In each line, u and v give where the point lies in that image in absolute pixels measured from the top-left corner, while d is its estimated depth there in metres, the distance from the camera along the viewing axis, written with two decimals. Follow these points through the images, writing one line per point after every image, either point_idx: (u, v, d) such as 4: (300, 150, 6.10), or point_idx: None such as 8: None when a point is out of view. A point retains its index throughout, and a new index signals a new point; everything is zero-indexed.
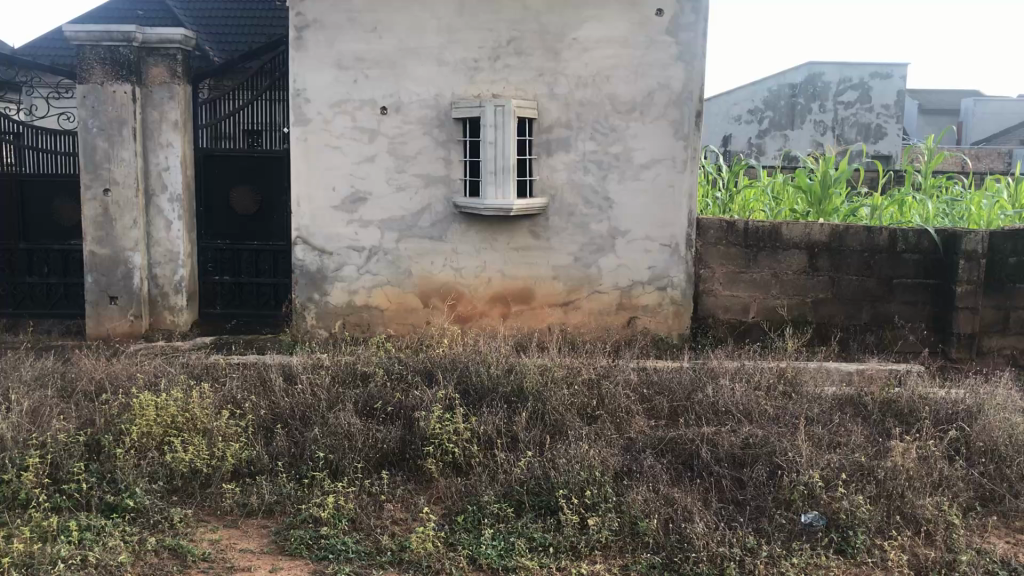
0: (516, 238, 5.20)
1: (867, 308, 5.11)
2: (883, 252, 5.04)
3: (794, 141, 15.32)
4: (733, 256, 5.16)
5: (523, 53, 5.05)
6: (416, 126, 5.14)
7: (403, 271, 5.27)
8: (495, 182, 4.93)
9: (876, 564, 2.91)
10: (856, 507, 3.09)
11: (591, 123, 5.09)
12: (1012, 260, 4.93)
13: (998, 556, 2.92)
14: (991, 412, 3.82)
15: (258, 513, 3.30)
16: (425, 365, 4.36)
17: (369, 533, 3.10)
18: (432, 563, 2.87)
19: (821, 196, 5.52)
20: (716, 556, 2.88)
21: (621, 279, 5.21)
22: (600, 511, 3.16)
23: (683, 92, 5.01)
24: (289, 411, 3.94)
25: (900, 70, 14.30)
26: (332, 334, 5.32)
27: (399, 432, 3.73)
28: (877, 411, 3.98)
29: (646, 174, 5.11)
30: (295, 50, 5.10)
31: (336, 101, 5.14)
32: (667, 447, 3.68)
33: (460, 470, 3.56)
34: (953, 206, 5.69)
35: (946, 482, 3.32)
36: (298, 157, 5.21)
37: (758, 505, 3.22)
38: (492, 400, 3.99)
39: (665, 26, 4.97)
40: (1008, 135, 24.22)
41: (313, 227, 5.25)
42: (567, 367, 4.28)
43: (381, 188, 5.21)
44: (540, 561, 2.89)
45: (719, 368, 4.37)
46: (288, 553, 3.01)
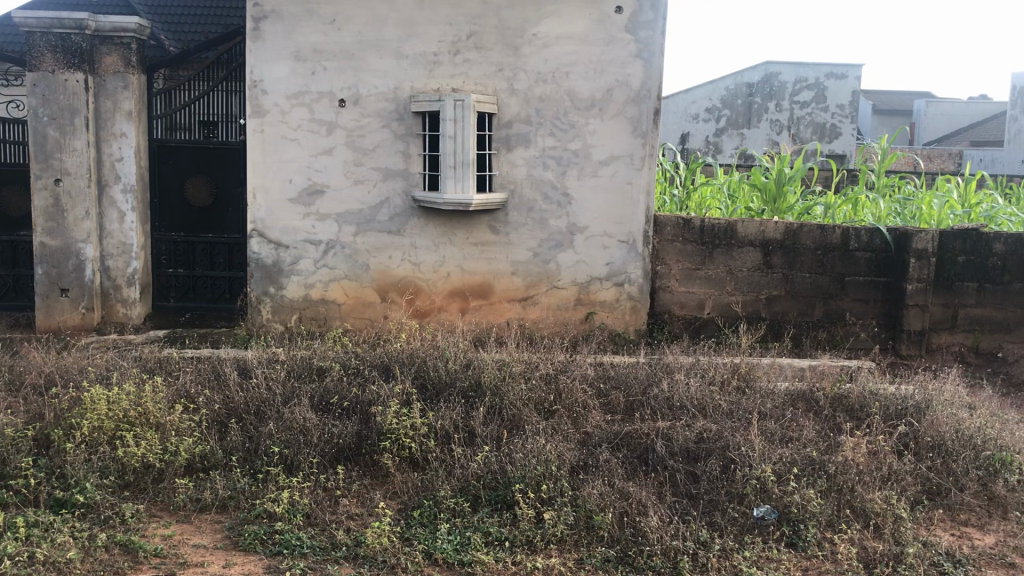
0: (475, 233, 5.15)
1: (819, 305, 5.16)
2: (836, 250, 5.12)
3: (750, 140, 16.30)
4: (690, 253, 5.17)
5: (483, 48, 5.01)
6: (375, 119, 5.06)
7: (361, 265, 5.18)
8: (454, 176, 4.91)
9: (825, 557, 2.89)
10: (807, 501, 3.05)
11: (550, 119, 5.07)
12: (961, 259, 5.06)
13: (943, 549, 2.91)
14: (940, 407, 3.72)
15: (212, 508, 3.21)
16: (382, 359, 4.18)
17: (324, 528, 3.03)
18: (388, 558, 2.82)
19: (776, 195, 5.56)
20: (669, 550, 2.85)
21: (579, 275, 5.19)
22: (556, 505, 3.09)
23: (642, 89, 5.03)
24: (243, 405, 3.79)
25: (855, 70, 15.11)
26: (287, 327, 5.22)
27: (355, 426, 3.60)
28: (828, 406, 3.87)
29: (605, 170, 5.10)
30: (252, 41, 4.99)
31: (293, 93, 5.03)
32: (623, 442, 3.56)
33: (417, 465, 3.47)
34: (906, 205, 5.78)
35: (895, 477, 3.27)
36: (253, 149, 5.09)
37: (711, 499, 3.17)
38: (449, 396, 3.84)
39: (624, 24, 4.97)
40: (967, 133, 24.52)
41: (269, 220, 5.14)
42: (525, 362, 4.10)
43: (338, 181, 5.12)
44: (496, 555, 2.85)
45: (674, 363, 4.22)
46: (242, 548, 2.93)
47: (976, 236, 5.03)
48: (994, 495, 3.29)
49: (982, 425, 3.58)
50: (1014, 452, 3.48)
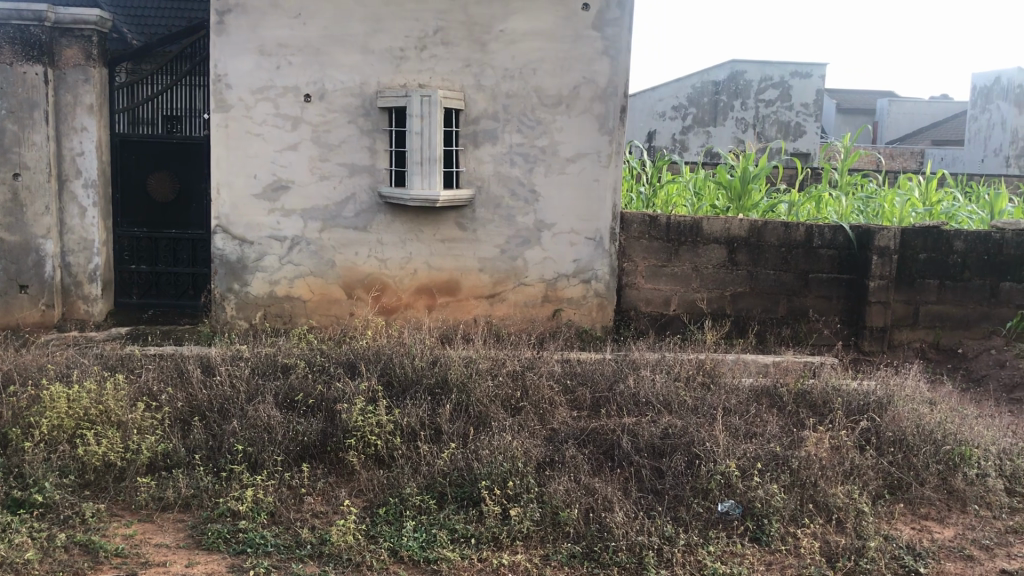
0: (442, 229, 5.14)
1: (783, 302, 5.21)
2: (800, 248, 5.17)
3: (716, 138, 16.36)
4: (656, 250, 5.19)
5: (450, 44, 4.99)
6: (341, 115, 5.03)
7: (327, 262, 5.15)
8: (421, 172, 4.89)
9: (788, 552, 2.91)
10: (770, 495, 3.08)
11: (517, 116, 5.07)
12: (922, 256, 5.13)
13: (904, 542, 2.95)
14: (901, 403, 3.76)
15: (174, 506, 3.18)
16: (348, 356, 4.15)
17: (288, 527, 3.01)
18: (352, 556, 2.81)
19: (741, 192, 5.62)
20: (635, 545, 2.87)
21: (547, 272, 5.19)
22: (522, 501, 3.08)
23: (608, 86, 5.04)
24: (206, 403, 3.75)
25: (820, 69, 15.37)
26: (251, 324, 5.18)
27: (320, 424, 3.57)
28: (791, 402, 3.90)
29: (572, 167, 5.11)
30: (216, 34, 4.93)
31: (258, 88, 4.98)
32: (590, 438, 3.56)
33: (383, 463, 3.45)
34: (868, 203, 5.85)
35: (857, 471, 3.31)
36: (217, 144, 5.03)
37: (676, 494, 3.18)
38: (415, 393, 3.83)
39: (591, 21, 4.99)
40: (928, 132, 24.84)
41: (233, 216, 5.09)
42: (492, 359, 4.10)
43: (304, 176, 5.08)
44: (462, 552, 2.85)
45: (641, 359, 4.23)
46: (205, 547, 2.90)
47: (936, 233, 5.11)
48: (953, 489, 3.33)
49: (942, 419, 3.63)
50: (972, 446, 3.53)
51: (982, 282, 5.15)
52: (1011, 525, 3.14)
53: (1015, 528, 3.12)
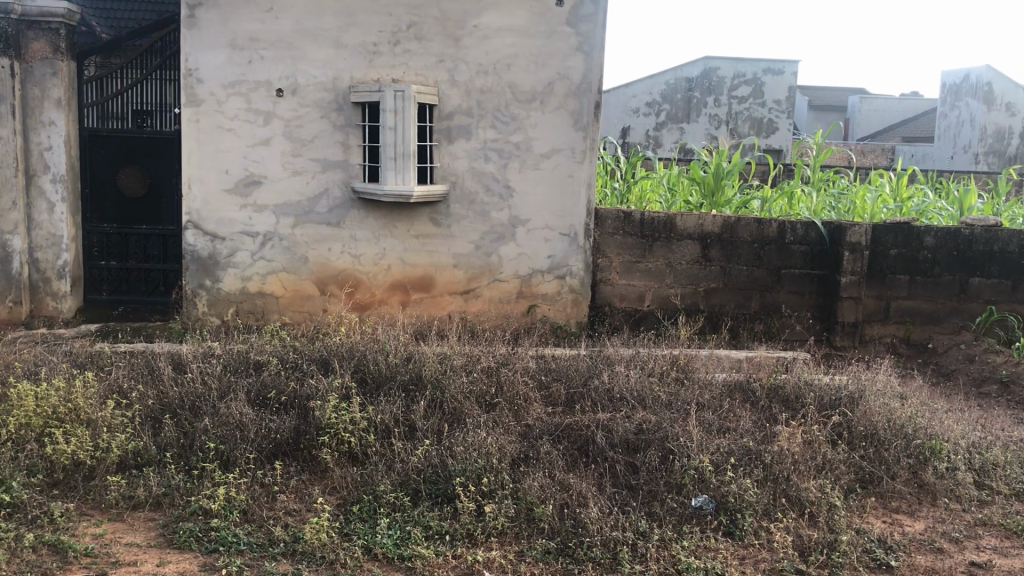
0: (416, 225, 5.11)
1: (756, 297, 5.24)
2: (773, 244, 5.20)
3: (689, 134, 16.30)
4: (630, 246, 5.20)
5: (424, 38, 4.96)
6: (313, 109, 4.99)
7: (299, 258, 5.11)
8: (395, 167, 4.87)
9: (761, 546, 2.93)
10: (743, 490, 3.10)
11: (491, 111, 5.06)
12: (893, 252, 5.17)
13: (875, 535, 2.98)
14: (872, 397, 3.79)
15: (145, 505, 3.14)
16: (321, 353, 4.12)
17: (261, 525, 2.99)
18: (326, 554, 2.79)
19: (714, 188, 5.64)
20: (609, 541, 2.87)
21: (521, 268, 5.18)
22: (497, 498, 3.08)
23: (582, 83, 5.05)
24: (178, 400, 3.71)
25: (792, 66, 15.79)
26: (223, 320, 5.13)
27: (293, 421, 3.54)
28: (764, 397, 3.92)
29: (546, 163, 5.10)
30: (186, 28, 4.88)
31: (230, 82, 4.94)
32: (564, 434, 3.56)
33: (357, 460, 3.43)
34: (840, 199, 5.90)
35: (829, 465, 3.34)
36: (189, 139, 4.98)
37: (651, 489, 3.19)
38: (389, 389, 3.81)
39: (565, 17, 4.99)
40: (898, 129, 25.08)
41: (204, 211, 5.04)
42: (466, 355, 4.09)
43: (276, 172, 5.04)
44: (436, 549, 2.84)
45: (615, 355, 4.24)
46: (177, 545, 2.87)
47: (907, 229, 5.16)
48: (924, 483, 3.36)
49: (912, 414, 3.67)
50: (942, 440, 3.57)
51: (951, 278, 5.21)
52: (980, 518, 3.17)
53: (984, 521, 3.15)
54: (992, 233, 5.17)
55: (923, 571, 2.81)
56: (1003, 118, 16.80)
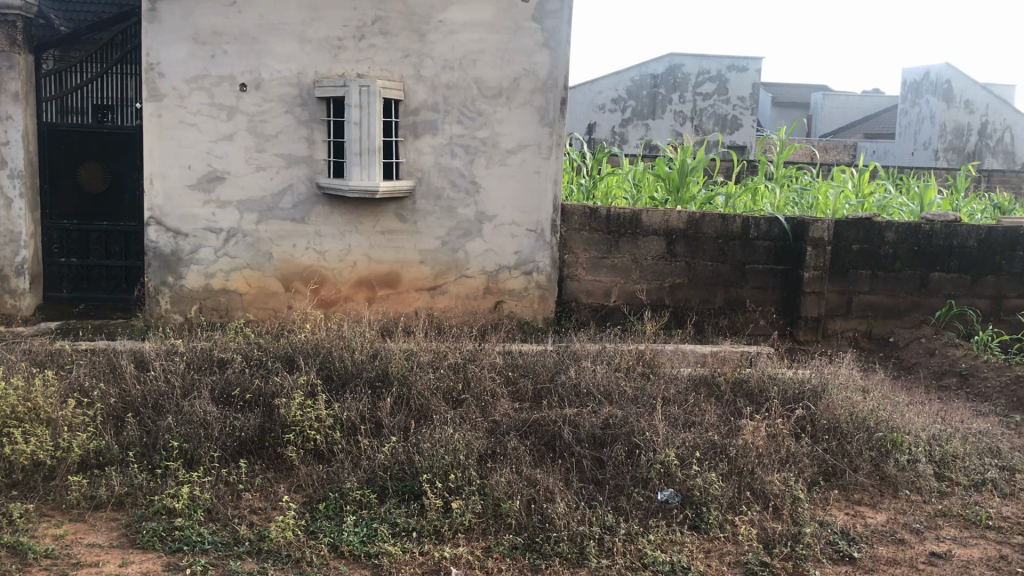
0: (382, 221, 5.09)
1: (720, 292, 5.29)
2: (737, 239, 5.25)
3: (654, 130, 16.42)
4: (597, 242, 5.21)
5: (389, 33, 4.94)
6: (277, 104, 4.95)
7: (263, 254, 5.07)
8: (360, 163, 4.84)
9: (726, 539, 2.95)
10: (709, 484, 3.12)
11: (457, 107, 5.04)
12: (855, 248, 5.24)
13: (838, 528, 3.02)
14: (835, 391, 3.84)
15: (107, 505, 3.10)
16: (286, 350, 4.09)
17: (226, 524, 2.96)
18: (292, 552, 2.77)
19: (679, 184, 5.66)
20: (576, 535, 2.88)
21: (488, 264, 5.18)
22: (463, 494, 3.08)
23: (548, 78, 5.05)
24: (141, 399, 3.66)
25: (757, 63, 15.93)
26: (186, 318, 5.07)
27: (258, 419, 3.51)
28: (728, 391, 3.95)
29: (512, 159, 5.10)
30: (147, 22, 4.82)
31: (192, 77, 4.88)
32: (531, 429, 3.56)
33: (322, 457, 3.41)
34: (803, 195, 5.96)
35: (793, 459, 3.37)
36: (150, 134, 4.92)
37: (617, 484, 3.21)
38: (355, 386, 3.79)
39: (531, 13, 4.98)
40: (858, 126, 25.40)
41: (167, 208, 4.98)
42: (433, 352, 4.08)
43: (239, 167, 4.99)
44: (403, 546, 2.83)
45: (582, 350, 4.25)
46: (140, 546, 2.84)
47: (869, 225, 5.22)
48: (885, 475, 3.41)
49: (874, 407, 3.71)
50: (903, 432, 3.62)
51: (913, 273, 5.28)
52: (940, 509, 3.22)
53: (944, 512, 3.20)
54: (951, 228, 5.25)
55: (884, 561, 2.84)
56: (962, 116, 17.03)
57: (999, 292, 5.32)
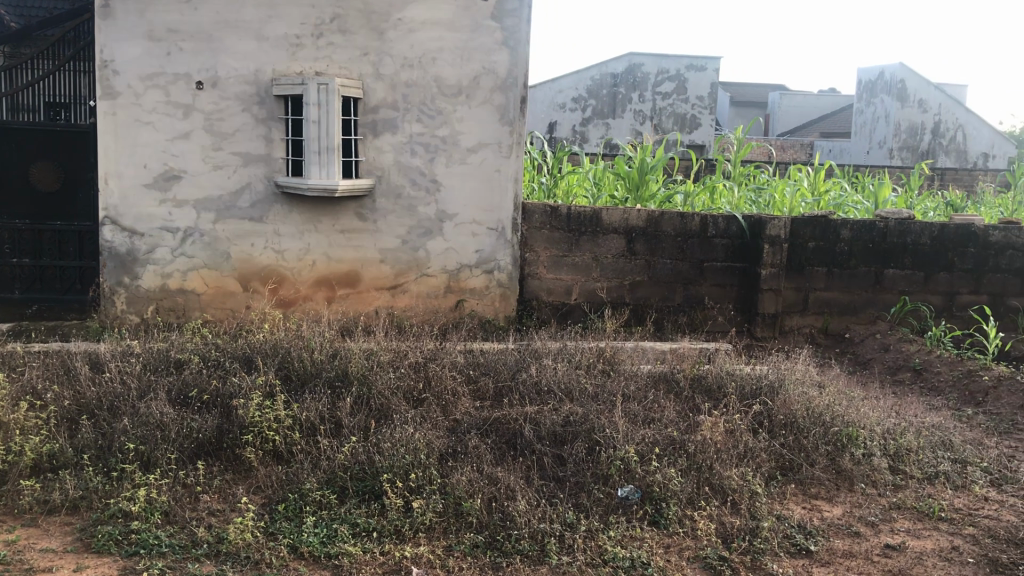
0: (341, 220, 5.06)
1: (680, 289, 5.33)
2: (695, 237, 5.30)
3: (615, 130, 16.39)
4: (557, 240, 5.23)
5: (347, 31, 4.90)
6: (235, 102, 4.90)
7: (221, 254, 5.02)
8: (319, 162, 4.81)
9: (685, 534, 2.97)
10: (668, 479, 3.15)
11: (417, 105, 5.03)
12: (811, 245, 5.31)
13: (795, 521, 3.05)
14: (791, 386, 3.89)
15: (61, 510, 3.05)
16: (244, 351, 4.05)
17: (183, 526, 2.93)
18: (251, 554, 2.75)
19: (639, 183, 5.69)
20: (537, 533, 2.89)
21: (449, 262, 5.17)
22: (424, 493, 3.07)
23: (508, 77, 5.06)
24: (96, 401, 3.61)
25: (713, 62, 16.14)
26: (142, 318, 5.01)
27: (216, 420, 3.48)
28: (687, 387, 3.98)
29: (472, 158, 5.10)
30: (101, 18, 4.74)
31: (147, 74, 4.82)
32: (493, 427, 3.56)
33: (282, 458, 3.39)
34: (761, 193, 6.02)
35: (750, 454, 3.41)
36: (104, 132, 4.85)
37: (578, 481, 3.22)
38: (314, 386, 3.76)
39: (490, 12, 4.99)
40: (814, 126, 25.73)
41: (122, 207, 4.91)
42: (393, 351, 4.07)
43: (196, 166, 4.93)
44: (364, 546, 2.82)
45: (542, 348, 4.26)
46: (95, 550, 2.80)
47: (825, 222, 5.29)
48: (841, 469, 3.46)
49: (830, 402, 3.77)
50: (859, 427, 3.67)
51: (867, 270, 5.37)
52: (894, 501, 3.27)
53: (899, 504, 3.25)
54: (905, 226, 5.34)
55: (841, 554, 2.88)
56: (916, 115, 17.31)
57: (952, 288, 5.42)
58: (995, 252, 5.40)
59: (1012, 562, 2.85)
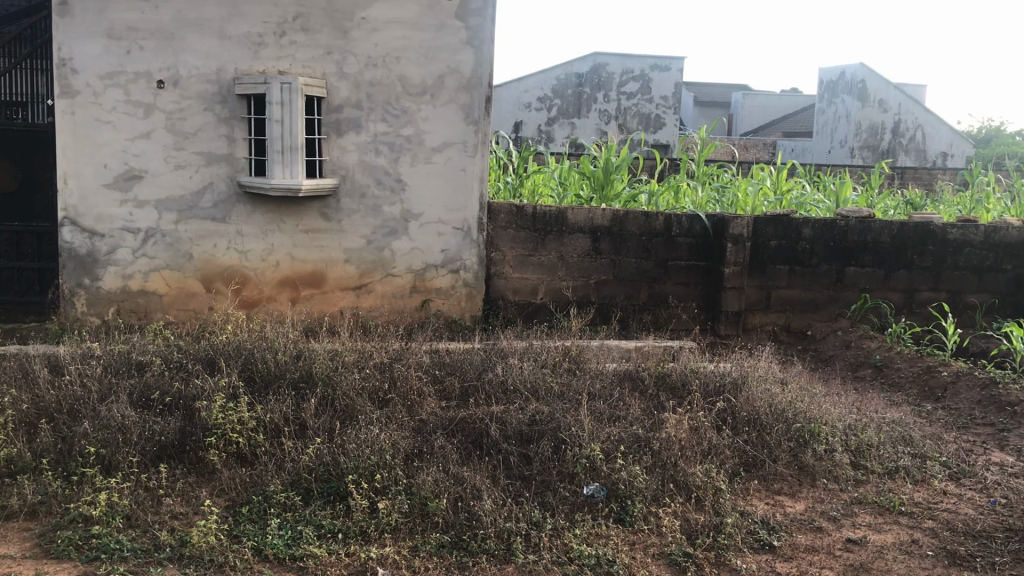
0: (306, 220, 5.03)
1: (644, 288, 5.37)
2: (660, 236, 5.33)
3: (580, 129, 16.55)
4: (523, 240, 5.23)
5: (311, 30, 4.87)
6: (196, 101, 4.84)
7: (183, 254, 4.96)
8: (282, 161, 4.78)
9: (650, 531, 3.00)
10: (633, 477, 3.17)
11: (381, 104, 5.01)
12: (774, 244, 5.36)
13: (759, 517, 3.08)
14: (754, 383, 3.92)
15: (20, 515, 3.00)
16: (207, 352, 4.02)
17: (146, 530, 2.90)
18: (215, 557, 2.72)
19: (604, 182, 5.71)
20: (503, 532, 2.89)
21: (414, 262, 5.15)
22: (390, 494, 3.06)
23: (472, 76, 5.06)
24: (55, 404, 3.56)
25: (678, 63, 16.27)
26: (103, 320, 4.94)
27: (178, 422, 3.44)
28: (652, 385, 4.00)
29: (438, 157, 5.09)
30: (59, 16, 4.67)
31: (107, 73, 4.76)
32: (458, 427, 3.56)
33: (246, 460, 3.36)
34: (724, 192, 6.07)
35: (714, 450, 3.44)
36: (63, 132, 4.78)
37: (544, 479, 3.23)
38: (279, 387, 3.73)
39: (454, 11, 4.98)
40: (777, 126, 25.98)
41: (82, 207, 4.84)
42: (358, 351, 4.05)
43: (158, 166, 4.88)
44: (329, 547, 2.81)
45: (508, 347, 4.26)
46: (54, 555, 2.76)
47: (787, 221, 5.35)
48: (804, 465, 3.50)
49: (792, 399, 3.81)
50: (821, 423, 3.72)
51: (829, 268, 5.43)
52: (856, 496, 3.32)
53: (860, 499, 3.29)
54: (865, 224, 5.41)
55: (803, 549, 2.92)
56: (876, 114, 17.53)
57: (911, 285, 5.50)
58: (953, 249, 5.48)
59: (970, 554, 2.90)
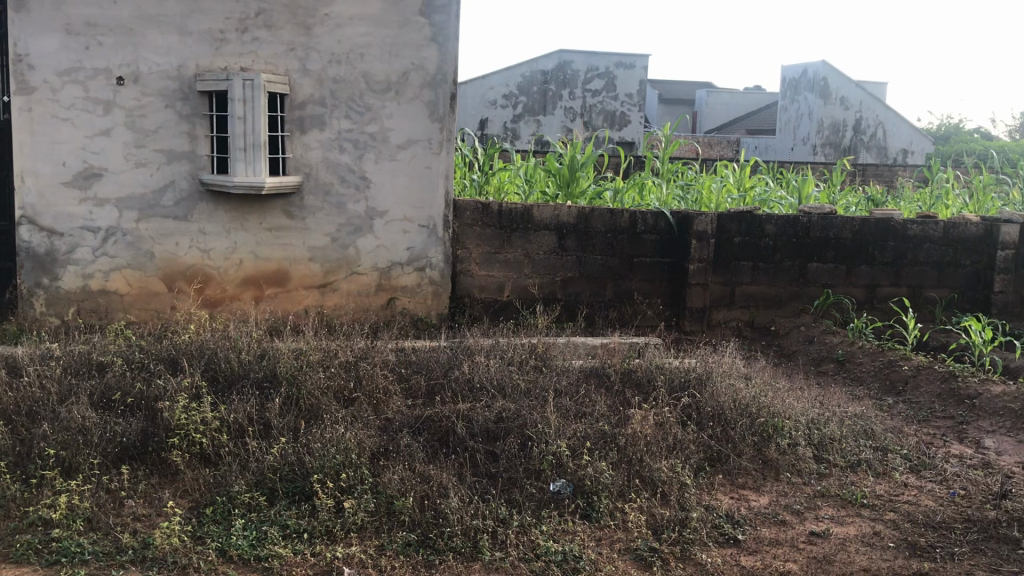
0: (269, 218, 4.98)
1: (610, 285, 5.39)
2: (625, 233, 5.35)
3: (546, 126, 16.53)
4: (489, 237, 5.23)
5: (273, 26, 4.83)
6: (157, 98, 4.78)
7: (144, 253, 4.90)
8: (245, 159, 4.73)
9: (616, 526, 3.01)
10: (599, 472, 3.18)
11: (345, 101, 4.98)
12: (738, 240, 5.40)
13: (723, 511, 3.10)
14: (718, 378, 3.94)
15: None
16: (169, 352, 3.97)
17: (107, 533, 2.86)
18: (178, 559, 2.69)
19: (569, 179, 5.73)
20: (469, 530, 2.88)
21: (380, 260, 5.13)
22: (355, 493, 3.04)
23: (437, 73, 5.04)
24: (13, 406, 3.50)
25: (643, 60, 16.30)
26: (63, 320, 4.86)
27: (140, 423, 3.39)
28: (618, 381, 4.02)
29: (402, 154, 5.07)
30: (14, 11, 4.59)
31: (65, 69, 4.68)
32: (424, 425, 3.55)
33: (209, 461, 3.32)
34: (688, 189, 6.11)
35: (680, 445, 3.46)
36: (20, 129, 4.70)
37: (510, 477, 3.23)
38: (242, 387, 3.70)
39: (418, 7, 4.96)
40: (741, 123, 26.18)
41: (40, 206, 4.76)
42: (323, 350, 4.02)
43: (118, 164, 4.81)
44: (293, 547, 2.78)
45: (474, 345, 4.25)
46: (14, 559, 2.71)
47: (750, 218, 5.39)
48: (768, 459, 3.53)
49: (756, 394, 3.83)
50: (784, 417, 3.75)
51: (791, 264, 5.49)
52: (819, 489, 3.35)
53: (823, 492, 3.33)
54: (827, 220, 5.47)
55: (767, 542, 2.94)
56: (838, 112, 17.71)
57: (872, 281, 5.57)
58: (913, 245, 5.56)
59: (930, 545, 2.95)
